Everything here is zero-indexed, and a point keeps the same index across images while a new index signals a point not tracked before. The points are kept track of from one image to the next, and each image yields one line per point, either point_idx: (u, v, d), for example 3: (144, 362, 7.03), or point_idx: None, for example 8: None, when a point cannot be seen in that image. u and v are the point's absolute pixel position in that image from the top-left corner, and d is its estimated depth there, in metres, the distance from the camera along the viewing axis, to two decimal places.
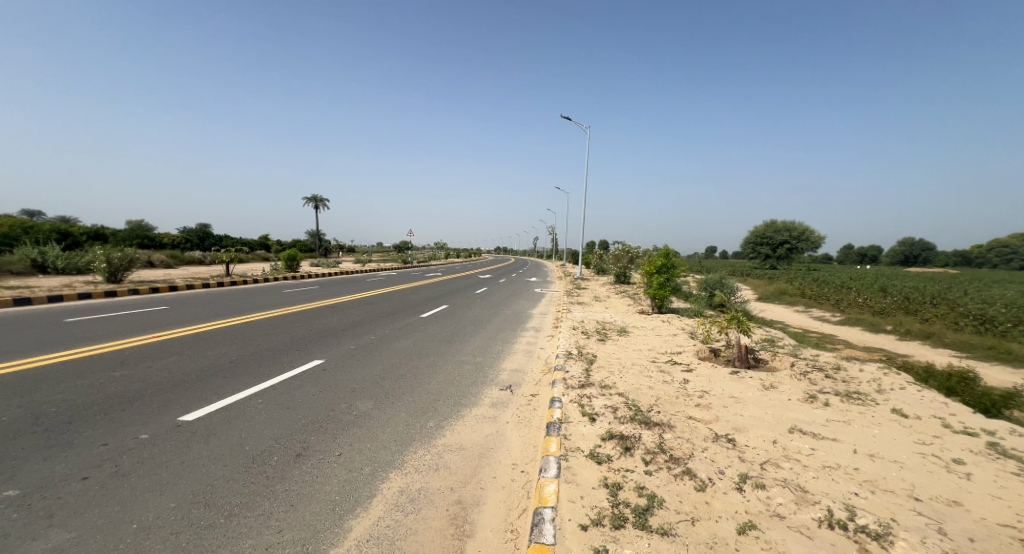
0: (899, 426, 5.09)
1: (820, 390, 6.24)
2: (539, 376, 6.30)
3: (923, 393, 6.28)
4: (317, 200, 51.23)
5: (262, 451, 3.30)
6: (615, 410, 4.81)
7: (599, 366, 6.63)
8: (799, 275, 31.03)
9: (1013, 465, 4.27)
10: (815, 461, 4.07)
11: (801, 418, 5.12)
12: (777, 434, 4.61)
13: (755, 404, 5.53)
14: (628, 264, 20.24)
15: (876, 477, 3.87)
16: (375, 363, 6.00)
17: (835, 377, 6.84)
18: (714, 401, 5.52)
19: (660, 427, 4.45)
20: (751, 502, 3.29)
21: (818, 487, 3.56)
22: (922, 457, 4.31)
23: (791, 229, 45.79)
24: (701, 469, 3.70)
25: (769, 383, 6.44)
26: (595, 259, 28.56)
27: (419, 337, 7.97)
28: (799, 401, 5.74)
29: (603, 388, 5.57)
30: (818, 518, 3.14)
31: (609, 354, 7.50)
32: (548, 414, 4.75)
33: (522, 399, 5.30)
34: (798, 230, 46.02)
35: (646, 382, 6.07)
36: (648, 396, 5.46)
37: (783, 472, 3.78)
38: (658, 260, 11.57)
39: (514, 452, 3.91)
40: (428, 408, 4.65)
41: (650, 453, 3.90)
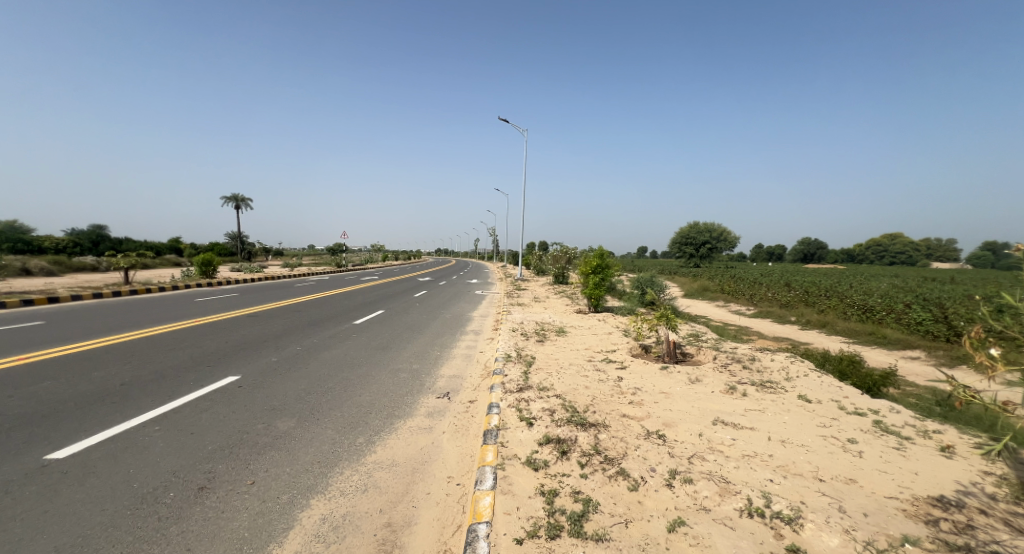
0: (805, 411, 5.56)
1: (738, 381, 6.68)
2: (477, 380, 6.19)
3: (823, 378, 6.93)
4: (238, 199, 47.59)
5: (155, 489, 2.91)
6: (552, 413, 4.81)
7: (538, 368, 6.65)
8: (718, 272, 33.41)
9: (896, 441, 4.78)
10: (735, 451, 4.30)
11: (723, 410, 5.42)
12: (702, 427, 4.84)
13: (683, 398, 5.79)
14: (566, 265, 20.66)
15: (788, 462, 4.16)
16: (300, 376, 5.58)
17: (751, 368, 7.37)
18: (645, 397, 5.71)
19: (595, 428, 4.51)
20: (680, 497, 3.39)
21: (739, 478, 3.76)
22: (826, 440, 4.70)
23: (711, 230, 49.28)
24: (633, 468, 3.77)
25: (694, 377, 6.79)
26: (535, 260, 28.89)
27: (351, 346, 7.55)
28: (721, 393, 6.09)
29: (541, 390, 5.56)
30: (739, 508, 3.30)
31: (547, 355, 7.55)
32: (486, 421, 4.65)
33: (460, 406, 5.16)
34: (717, 232, 49.67)
35: (582, 381, 6.17)
36: (584, 396, 5.54)
37: (708, 465, 3.95)
38: (593, 260, 11.89)
39: (449, 465, 3.76)
40: (358, 422, 4.37)
41: (586, 456, 3.92)
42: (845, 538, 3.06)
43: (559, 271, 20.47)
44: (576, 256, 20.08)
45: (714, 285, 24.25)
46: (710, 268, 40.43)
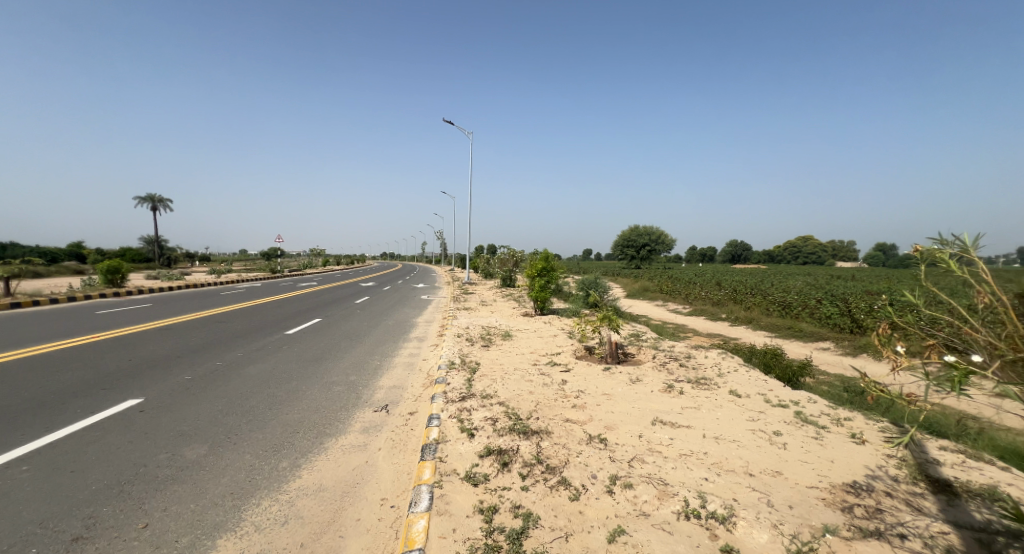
0: (736, 406, 5.81)
1: (676, 379, 6.90)
2: (419, 390, 5.93)
3: (751, 373, 7.32)
4: (155, 200, 43.59)
5: (14, 545, 2.46)
6: (494, 422, 4.67)
7: (482, 374, 6.48)
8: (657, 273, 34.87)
9: (814, 430, 5.10)
10: (673, 451, 4.39)
11: (661, 409, 5.54)
12: (642, 428, 4.91)
13: (624, 399, 5.87)
14: (512, 268, 20.67)
15: (721, 458, 4.29)
16: (218, 395, 5.06)
17: (687, 365, 7.65)
18: (588, 400, 5.73)
19: (538, 435, 4.43)
20: (621, 504, 3.37)
21: (676, 478, 3.81)
22: (755, 434, 4.92)
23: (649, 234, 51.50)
24: (575, 476, 3.71)
25: (635, 377, 6.93)
26: (482, 263, 28.66)
27: (281, 359, 7.00)
28: (659, 392, 6.24)
29: (484, 398, 5.41)
30: (676, 511, 3.33)
31: (492, 360, 7.41)
32: (425, 434, 4.42)
33: (399, 419, 4.88)
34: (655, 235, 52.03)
35: (527, 386, 6.09)
36: (528, 402, 5.45)
37: (648, 467, 3.98)
38: (538, 263, 11.94)
39: (383, 485, 3.50)
40: (282, 445, 3.99)
41: (527, 466, 3.81)
42: (773, 533, 3.15)
43: (506, 274, 20.42)
44: (523, 258, 20.13)
45: (654, 285, 25.26)
46: (650, 270, 42.14)
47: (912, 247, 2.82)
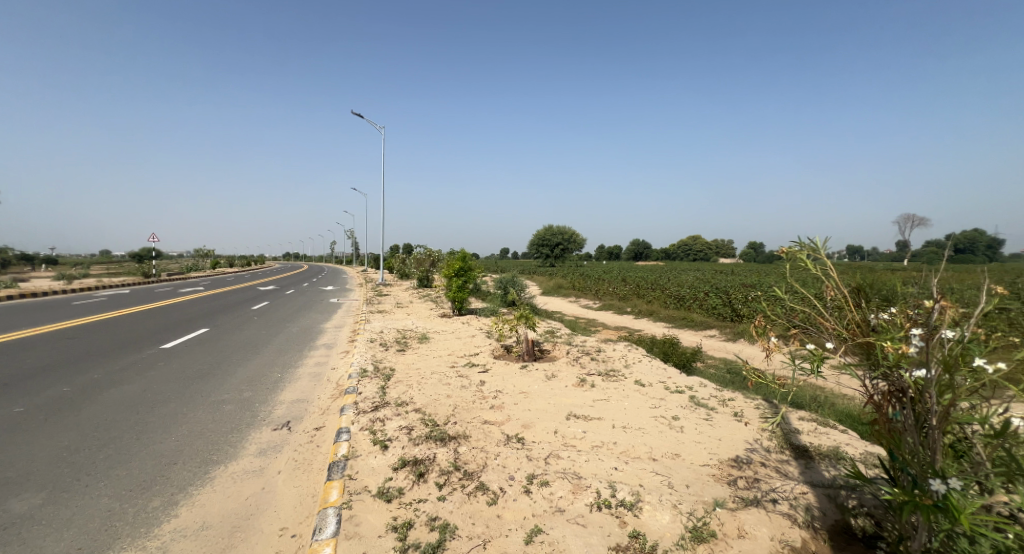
0: (641, 395, 6.20)
1: (588, 373, 7.20)
2: (327, 402, 5.50)
3: (653, 362, 7.88)
4: None
5: None
6: (410, 430, 4.47)
7: (397, 381, 6.21)
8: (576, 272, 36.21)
9: (706, 412, 5.60)
10: (586, 444, 4.55)
11: (575, 404, 5.73)
12: (557, 424, 5.03)
13: (540, 396, 5.98)
14: (429, 268, 20.19)
15: (629, 447, 4.54)
16: (68, 428, 4.28)
17: (598, 359, 8.02)
18: (506, 399, 5.75)
19: (456, 441, 4.32)
20: (537, 503, 3.40)
21: (589, 471, 3.94)
22: (658, 420, 5.27)
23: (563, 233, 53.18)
24: (493, 480, 3.67)
25: (550, 373, 7.11)
26: (397, 263, 27.72)
27: (157, 377, 6.11)
28: (573, 386, 6.46)
29: (399, 406, 5.17)
30: (590, 503, 3.43)
31: (407, 365, 7.14)
32: (333, 450, 4.10)
33: (302, 436, 4.48)
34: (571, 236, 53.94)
35: (444, 390, 5.94)
36: (445, 406, 5.32)
37: (563, 463, 4.07)
38: (456, 263, 11.74)
39: (281, 513, 3.18)
40: (152, 480, 3.47)
41: (444, 474, 3.69)
42: (675, 513, 3.37)
43: (422, 274, 19.88)
44: (440, 258, 19.74)
45: (567, 283, 26.19)
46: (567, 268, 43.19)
47: (779, 247, 3.14)
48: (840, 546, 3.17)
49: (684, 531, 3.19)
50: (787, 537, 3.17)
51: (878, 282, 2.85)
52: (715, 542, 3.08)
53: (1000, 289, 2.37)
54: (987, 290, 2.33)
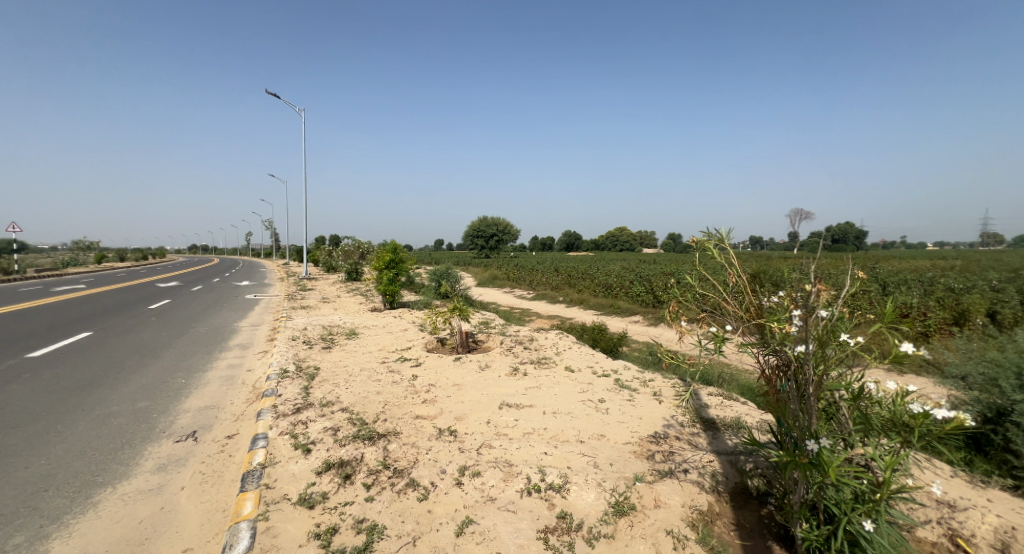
0: (571, 381, 6.45)
1: (520, 362, 7.35)
2: (241, 407, 5.12)
3: (582, 349, 8.22)
4: None
5: None
6: (336, 431, 4.30)
7: (322, 380, 5.94)
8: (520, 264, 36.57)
9: (629, 394, 5.96)
10: (518, 432, 4.66)
11: (507, 393, 5.84)
12: (490, 414, 5.09)
13: (474, 387, 6.01)
14: (358, 260, 19.34)
15: (559, 431, 4.72)
16: None
17: (530, 348, 8.21)
18: (438, 393, 5.72)
19: (386, 438, 4.23)
20: (468, 494, 3.44)
21: (520, 458, 4.05)
22: (585, 404, 5.52)
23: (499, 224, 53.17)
24: (423, 475, 3.65)
25: (484, 363, 7.17)
26: (323, 255, 26.26)
27: (27, 392, 5.34)
28: (506, 376, 6.57)
29: (324, 406, 4.95)
30: (520, 489, 3.54)
31: (334, 363, 6.84)
32: (249, 458, 3.84)
33: (211, 446, 4.15)
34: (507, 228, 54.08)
35: (374, 387, 5.77)
36: (375, 404, 5.18)
37: (495, 452, 4.14)
38: (386, 255, 11.33)
39: (185, 534, 2.94)
40: (15, 512, 3.04)
41: (373, 474, 3.60)
42: (599, 490, 3.58)
43: (350, 267, 19.01)
44: (369, 250, 18.98)
45: (501, 274, 26.34)
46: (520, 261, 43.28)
47: (690, 238, 3.40)
48: (739, 505, 3.56)
49: (607, 507, 3.39)
50: (696, 503, 3.49)
51: (767, 269, 3.19)
52: (634, 514, 3.32)
53: (860, 272, 2.75)
54: (850, 274, 2.70)
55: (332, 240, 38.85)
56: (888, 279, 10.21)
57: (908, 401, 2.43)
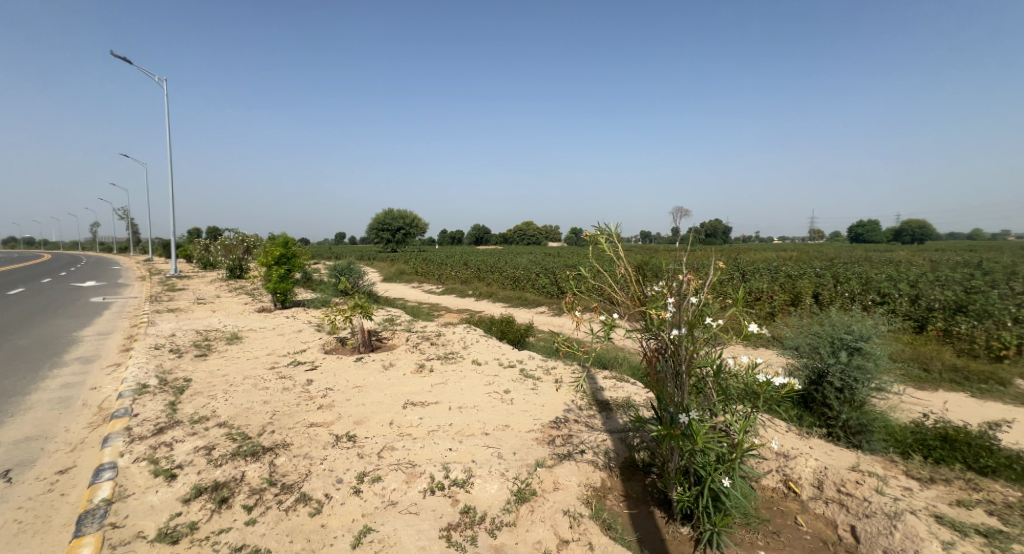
0: (477, 374, 6.49)
1: (426, 358, 7.22)
2: (81, 434, 4.34)
3: (489, 341, 8.31)
4: None
5: None
6: (210, 451, 3.85)
7: (194, 393, 5.26)
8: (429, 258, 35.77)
9: (533, 382, 6.17)
10: (422, 430, 4.58)
11: (412, 391, 5.70)
12: (393, 415, 4.93)
13: (376, 388, 5.77)
14: (244, 255, 17.41)
15: (463, 426, 4.73)
16: None
17: (437, 343, 8.10)
18: (336, 397, 5.39)
19: (272, 452, 3.88)
20: (367, 501, 3.30)
21: (424, 457, 3.99)
22: (491, 396, 5.60)
23: (406, 216, 51.15)
24: (317, 487, 3.42)
25: (387, 362, 6.91)
26: (200, 250, 23.20)
27: None
28: (410, 374, 6.40)
29: (195, 424, 4.39)
30: (423, 489, 3.48)
31: (212, 372, 6.10)
32: (90, 494, 3.27)
33: (36, 486, 3.46)
34: (413, 220, 52.39)
35: (259, 396, 5.25)
36: (260, 415, 4.73)
37: (396, 454, 4.02)
38: (275, 249, 10.32)
39: None
40: None
41: (255, 494, 3.29)
42: (502, 480, 3.65)
43: (232, 263, 17.04)
44: (256, 244, 17.18)
45: (409, 269, 25.58)
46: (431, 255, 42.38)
47: (583, 231, 3.56)
48: (627, 478, 3.88)
49: (510, 495, 3.48)
50: (590, 481, 3.73)
51: (649, 261, 3.48)
52: (535, 499, 3.45)
53: (720, 262, 3.12)
54: (712, 264, 3.05)
55: (209, 233, 34.49)
56: (747, 268, 11.82)
57: (756, 371, 2.84)
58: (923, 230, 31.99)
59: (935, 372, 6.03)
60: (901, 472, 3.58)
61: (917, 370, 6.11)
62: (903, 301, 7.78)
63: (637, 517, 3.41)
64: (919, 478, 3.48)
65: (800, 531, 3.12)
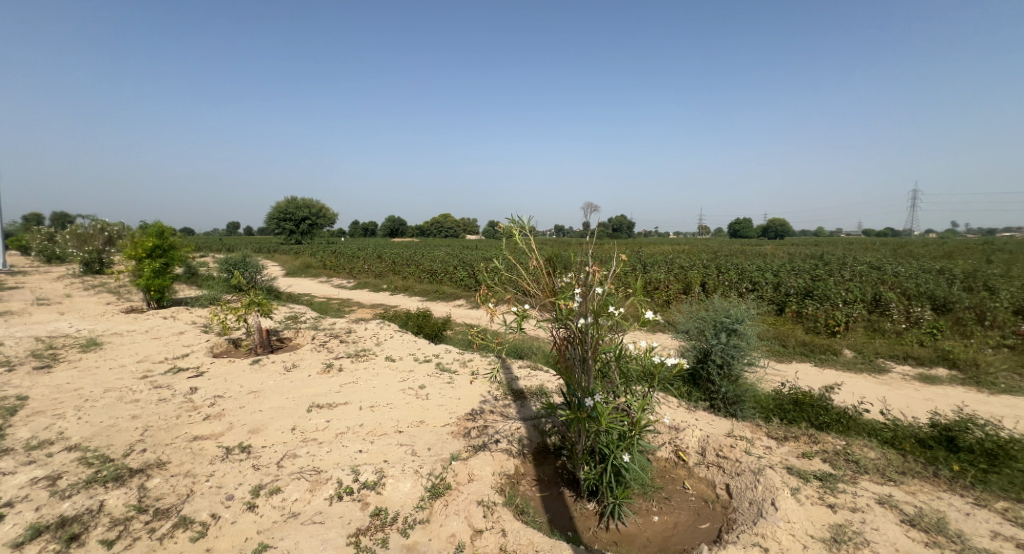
0: (390, 371, 6.25)
1: (335, 357, 6.80)
2: None
3: (404, 336, 8.06)
4: None
5: None
6: (57, 481, 3.26)
7: (35, 414, 4.42)
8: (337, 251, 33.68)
9: (449, 376, 6.10)
10: (329, 434, 4.31)
11: (317, 393, 5.34)
12: (295, 420, 4.57)
13: (275, 392, 5.31)
14: (106, 248, 14.96)
15: (375, 425, 4.53)
16: None
17: (347, 341, 7.66)
18: (227, 404, 4.87)
19: (143, 474, 3.40)
20: (263, 517, 3.02)
21: (331, 462, 3.75)
22: (405, 393, 5.43)
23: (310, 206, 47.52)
24: (201, 507, 3.06)
25: (289, 363, 6.39)
26: (43, 241, 19.41)
27: None
28: (316, 374, 5.98)
29: (35, 451, 3.69)
30: (329, 496, 3.27)
31: (62, 387, 5.18)
32: None
33: None
34: (319, 209, 48.79)
35: (127, 411, 4.56)
36: (127, 432, 4.11)
37: (299, 462, 3.73)
38: (147, 241, 9.00)
39: None
40: None
41: (118, 526, 2.85)
42: (416, 477, 3.54)
43: (88, 256, 14.47)
44: (121, 233, 14.78)
45: (315, 262, 23.88)
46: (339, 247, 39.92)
47: (495, 223, 3.50)
48: (540, 462, 4.00)
49: (423, 492, 3.40)
50: (504, 469, 3.78)
51: (559, 254, 3.56)
52: (449, 493, 3.41)
53: (623, 255, 3.27)
54: (616, 256, 3.19)
55: (58, 220, 29.04)
56: (647, 259, 12.76)
57: (653, 354, 3.06)
58: (785, 227, 37.25)
59: (790, 346, 7.00)
60: (765, 433, 4.10)
61: (778, 345, 7.07)
62: (769, 288, 8.92)
63: (548, 498, 3.52)
64: (776, 437, 4.01)
65: (687, 494, 3.44)
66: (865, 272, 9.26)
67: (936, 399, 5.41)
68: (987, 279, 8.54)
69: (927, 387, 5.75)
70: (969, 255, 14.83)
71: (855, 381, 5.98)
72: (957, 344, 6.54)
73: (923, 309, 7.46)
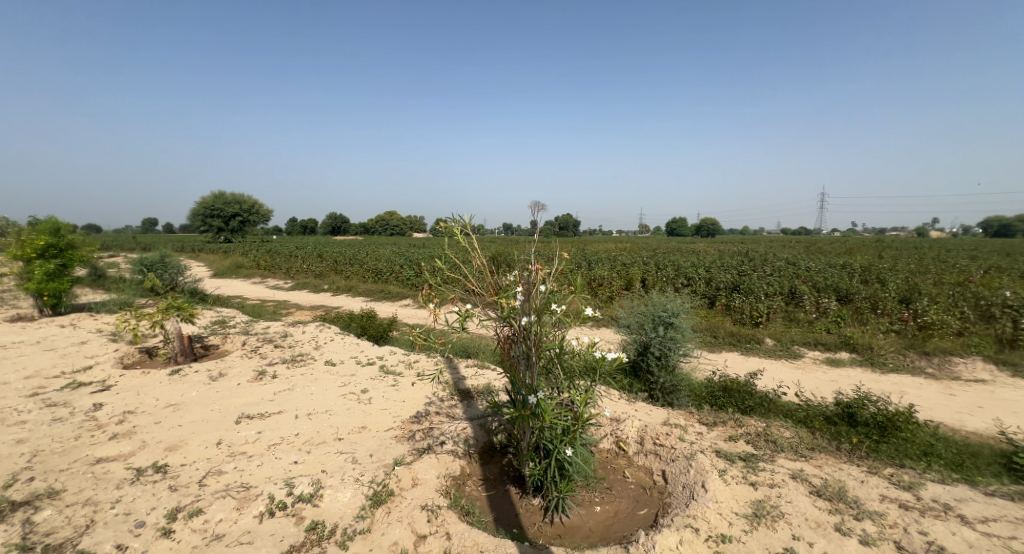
0: (330, 375, 5.95)
1: (268, 363, 6.37)
2: None
3: (345, 338, 7.71)
4: None
5: None
6: None
7: None
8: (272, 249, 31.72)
9: (393, 378, 5.90)
10: (260, 446, 4.03)
11: (248, 402, 4.97)
12: (221, 433, 4.23)
13: (199, 404, 4.88)
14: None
15: (312, 434, 4.28)
16: None
17: (282, 345, 7.21)
18: (140, 421, 4.41)
19: (32, 507, 2.99)
20: (181, 543, 2.75)
21: (261, 476, 3.50)
22: (345, 398, 5.18)
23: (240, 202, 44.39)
24: (105, 538, 2.73)
25: (215, 372, 5.90)
26: None
27: None
28: (247, 383, 5.57)
29: None
30: (259, 513, 3.04)
31: None
32: None
33: None
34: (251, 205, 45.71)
35: (13, 435, 4.00)
36: (13, 460, 3.60)
37: (225, 478, 3.44)
38: (38, 238, 7.99)
39: None
40: None
41: None
42: (356, 486, 3.38)
43: None
44: None
45: (246, 262, 22.32)
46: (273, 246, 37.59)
47: (437, 222, 3.39)
48: (486, 461, 3.96)
49: (364, 501, 3.25)
50: (449, 471, 3.70)
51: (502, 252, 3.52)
52: (392, 500, 3.28)
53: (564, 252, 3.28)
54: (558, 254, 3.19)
55: None
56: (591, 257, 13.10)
57: (594, 348, 3.10)
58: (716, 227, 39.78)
59: (720, 337, 7.45)
60: (697, 420, 4.31)
61: (709, 337, 7.51)
62: (702, 282, 9.44)
63: (494, 497, 3.49)
64: (707, 423, 4.23)
65: (627, 483, 3.53)
66: (783, 267, 10.06)
67: (841, 380, 5.98)
68: (879, 272, 9.58)
69: (833, 369, 6.34)
70: (868, 251, 16.60)
71: (775, 366, 6.47)
72: (857, 330, 7.25)
73: (830, 299, 8.20)
